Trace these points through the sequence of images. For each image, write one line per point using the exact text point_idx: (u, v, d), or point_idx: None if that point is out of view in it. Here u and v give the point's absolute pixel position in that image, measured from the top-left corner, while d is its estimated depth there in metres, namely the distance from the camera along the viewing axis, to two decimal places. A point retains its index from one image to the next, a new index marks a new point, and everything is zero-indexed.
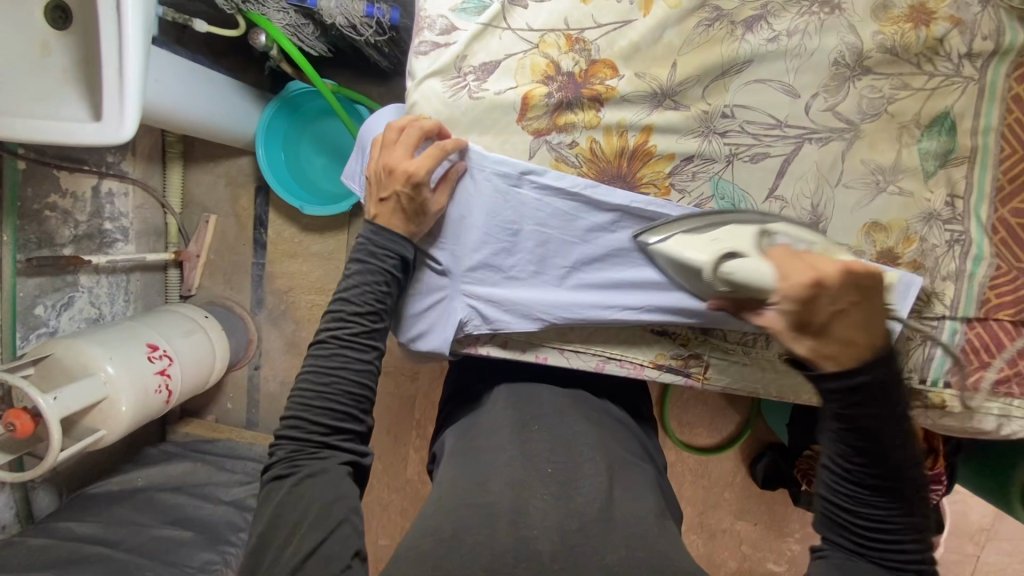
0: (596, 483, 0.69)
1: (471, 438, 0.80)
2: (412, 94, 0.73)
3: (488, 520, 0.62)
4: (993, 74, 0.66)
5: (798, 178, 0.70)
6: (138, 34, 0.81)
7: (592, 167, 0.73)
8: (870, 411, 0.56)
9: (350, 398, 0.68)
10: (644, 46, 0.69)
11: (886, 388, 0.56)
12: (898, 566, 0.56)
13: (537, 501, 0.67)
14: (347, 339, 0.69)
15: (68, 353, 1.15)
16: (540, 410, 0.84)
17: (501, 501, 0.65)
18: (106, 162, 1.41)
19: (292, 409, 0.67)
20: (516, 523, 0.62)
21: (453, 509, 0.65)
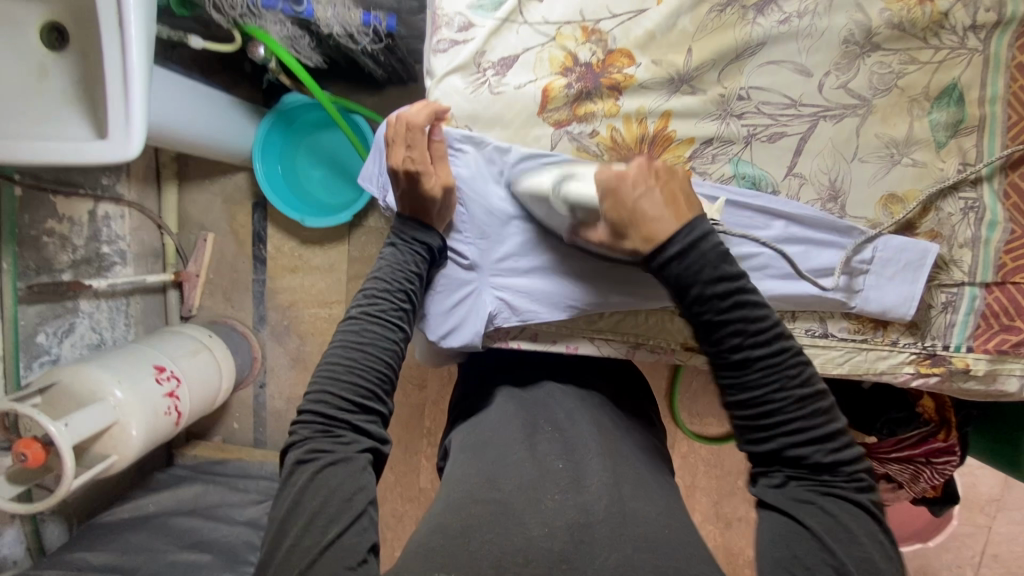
0: (601, 474, 0.70)
1: (480, 433, 0.80)
2: (432, 92, 0.74)
3: (498, 521, 0.64)
4: (997, 44, 0.68)
5: (815, 155, 0.72)
6: (143, 48, 0.81)
7: (615, 154, 0.73)
8: (714, 302, 0.59)
9: (375, 375, 0.67)
10: (660, 34, 0.70)
11: (712, 266, 0.59)
12: (798, 448, 0.57)
13: (548, 498, 0.67)
14: (377, 317, 0.70)
15: (76, 379, 1.13)
16: (546, 408, 0.85)
17: (511, 503, 0.66)
18: (101, 185, 1.39)
19: (320, 383, 0.65)
20: (524, 527, 0.63)
21: (463, 506, 0.66)
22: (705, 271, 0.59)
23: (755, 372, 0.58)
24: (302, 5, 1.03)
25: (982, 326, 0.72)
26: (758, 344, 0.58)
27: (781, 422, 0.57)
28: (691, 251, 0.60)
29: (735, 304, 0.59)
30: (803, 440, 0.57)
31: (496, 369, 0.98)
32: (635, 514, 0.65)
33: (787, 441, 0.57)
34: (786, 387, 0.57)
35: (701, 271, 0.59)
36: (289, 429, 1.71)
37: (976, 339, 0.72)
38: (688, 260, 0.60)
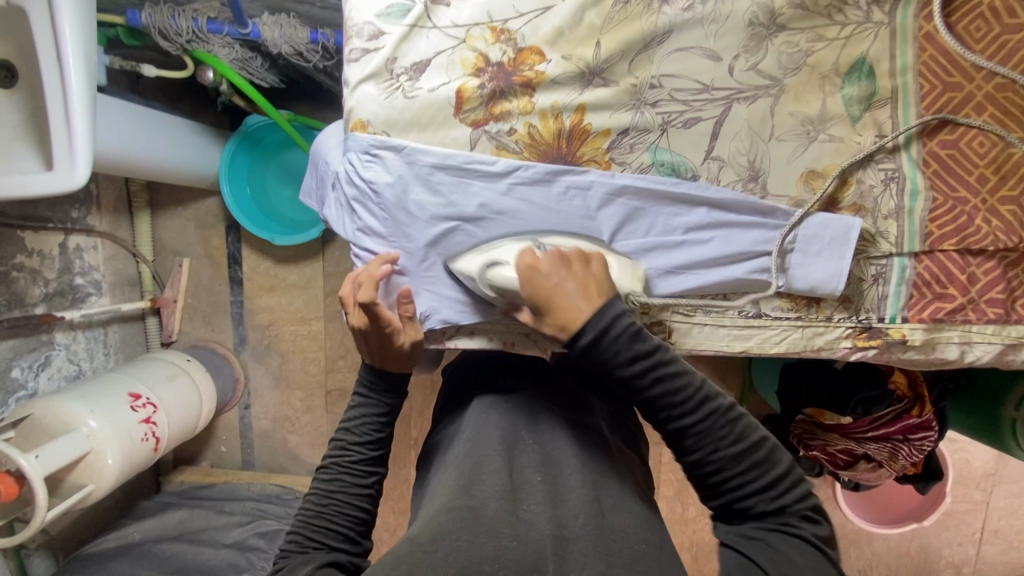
0: (579, 490, 0.69)
1: (460, 448, 0.79)
2: (347, 101, 0.70)
3: (469, 525, 0.62)
4: (901, 17, 0.69)
5: (732, 137, 0.71)
6: (82, 78, 0.82)
7: (533, 151, 0.70)
8: (635, 375, 0.61)
9: (349, 515, 0.70)
10: (567, 30, 0.67)
11: (625, 346, 0.61)
12: (743, 497, 0.60)
13: (525, 511, 0.66)
14: (347, 464, 0.73)
15: (48, 412, 1.13)
16: (523, 421, 0.83)
17: (484, 510, 0.64)
18: (70, 217, 1.41)
19: (295, 525, 0.68)
20: (494, 534, 0.61)
21: (438, 516, 0.64)
22: (622, 356, 0.61)
23: (690, 442, 0.61)
24: (248, 27, 1.05)
25: (916, 296, 0.72)
26: (686, 411, 0.61)
27: (725, 485, 0.60)
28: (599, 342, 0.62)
29: (658, 384, 0.61)
30: (749, 493, 0.59)
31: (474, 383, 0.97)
32: (610, 531, 0.64)
33: (734, 495, 0.60)
34: (721, 448, 0.60)
35: (618, 350, 0.62)
36: (277, 449, 1.71)
37: (909, 310, 0.72)
38: (607, 353, 0.62)
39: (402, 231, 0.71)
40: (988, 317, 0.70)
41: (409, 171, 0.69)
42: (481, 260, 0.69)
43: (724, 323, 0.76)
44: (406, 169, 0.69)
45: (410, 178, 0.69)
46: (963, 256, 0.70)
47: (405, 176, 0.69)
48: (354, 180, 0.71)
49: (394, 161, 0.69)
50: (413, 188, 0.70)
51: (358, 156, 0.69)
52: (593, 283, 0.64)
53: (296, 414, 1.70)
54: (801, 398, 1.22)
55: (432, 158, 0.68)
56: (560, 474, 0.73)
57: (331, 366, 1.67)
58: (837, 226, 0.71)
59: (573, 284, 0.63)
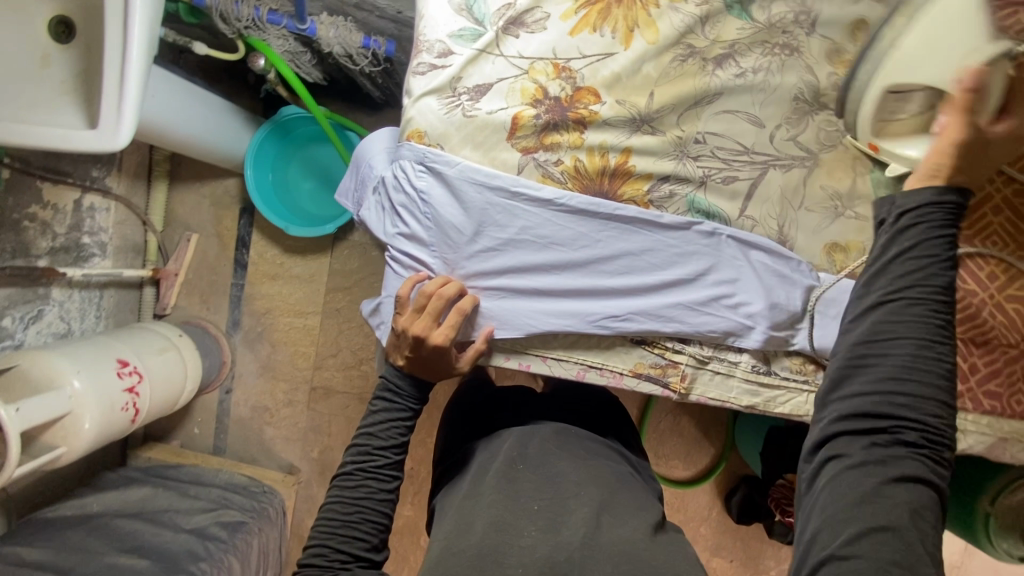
0: (577, 506, 0.70)
1: (460, 486, 0.80)
2: (408, 111, 0.72)
3: (474, 563, 0.64)
4: None
5: (765, 201, 0.74)
6: (144, 45, 0.84)
7: (577, 183, 0.73)
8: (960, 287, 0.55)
9: (372, 522, 0.72)
10: (626, 77, 0.70)
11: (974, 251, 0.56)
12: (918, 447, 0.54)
13: (523, 538, 0.67)
14: (371, 470, 0.75)
15: (35, 365, 1.11)
16: (518, 438, 0.82)
17: (484, 545, 0.66)
18: (91, 176, 1.41)
19: (317, 534, 0.70)
20: (501, 567, 0.63)
21: (444, 559, 0.66)
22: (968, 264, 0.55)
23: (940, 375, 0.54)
24: (306, 23, 1.08)
25: None
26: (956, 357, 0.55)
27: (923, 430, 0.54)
28: (937, 226, 0.55)
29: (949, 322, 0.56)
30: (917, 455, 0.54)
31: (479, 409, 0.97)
32: (609, 543, 0.64)
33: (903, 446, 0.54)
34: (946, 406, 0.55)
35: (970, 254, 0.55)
36: (250, 439, 1.68)
37: None
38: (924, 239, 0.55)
39: (439, 241, 0.74)
40: (983, 407, 0.74)
41: (451, 187, 0.72)
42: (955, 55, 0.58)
43: (735, 374, 0.77)
44: (448, 182, 0.72)
45: (451, 192, 0.72)
46: (966, 343, 0.74)
47: (447, 191, 0.72)
48: (398, 187, 0.74)
49: (436, 174, 0.72)
50: (453, 204, 0.72)
51: (411, 165, 0.72)
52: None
53: (277, 406, 1.68)
54: (782, 464, 1.25)
55: (473, 177, 0.71)
56: (559, 495, 0.72)
57: (320, 363, 1.66)
58: (858, 294, 0.73)
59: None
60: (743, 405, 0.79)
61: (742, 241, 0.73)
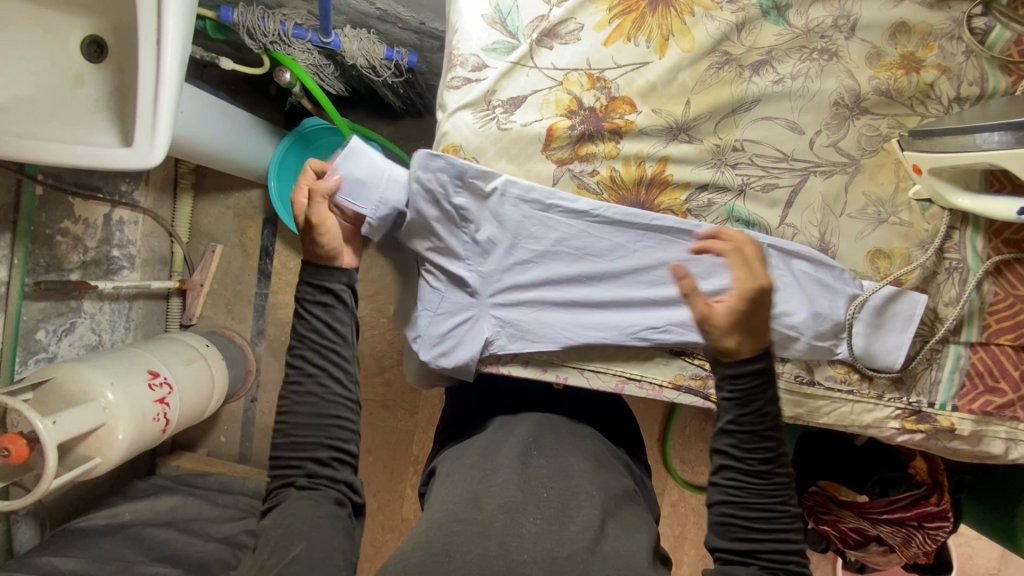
0: (589, 508, 0.68)
1: (468, 458, 0.78)
2: (442, 125, 0.72)
3: (466, 536, 0.62)
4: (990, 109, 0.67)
5: (805, 208, 0.71)
6: (176, 65, 0.85)
7: (613, 193, 0.72)
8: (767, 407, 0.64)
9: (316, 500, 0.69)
10: (661, 85, 0.70)
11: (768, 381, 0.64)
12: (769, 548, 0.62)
13: (530, 524, 0.65)
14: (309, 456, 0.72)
15: (70, 378, 1.13)
16: (534, 432, 0.81)
17: (489, 523, 0.64)
18: (119, 191, 1.44)
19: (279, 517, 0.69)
20: (507, 551, 0.61)
21: (446, 523, 0.64)
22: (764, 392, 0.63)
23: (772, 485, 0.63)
24: (331, 37, 1.08)
25: (967, 386, 0.72)
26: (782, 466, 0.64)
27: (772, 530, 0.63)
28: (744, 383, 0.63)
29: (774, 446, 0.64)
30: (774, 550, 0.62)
31: (489, 400, 0.93)
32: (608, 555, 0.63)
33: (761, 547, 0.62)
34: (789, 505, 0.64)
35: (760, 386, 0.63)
36: None
37: (960, 399, 0.71)
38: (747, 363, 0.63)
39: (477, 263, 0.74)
40: None
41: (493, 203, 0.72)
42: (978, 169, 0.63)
43: (778, 386, 0.75)
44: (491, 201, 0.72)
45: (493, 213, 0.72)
46: (1018, 350, 0.70)
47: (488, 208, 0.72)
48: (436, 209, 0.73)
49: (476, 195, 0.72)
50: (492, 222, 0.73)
51: (450, 181, 0.70)
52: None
53: None
54: (813, 472, 1.20)
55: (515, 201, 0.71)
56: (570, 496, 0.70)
57: None
58: (910, 307, 0.71)
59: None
60: (785, 417, 0.76)
61: (783, 250, 0.71)
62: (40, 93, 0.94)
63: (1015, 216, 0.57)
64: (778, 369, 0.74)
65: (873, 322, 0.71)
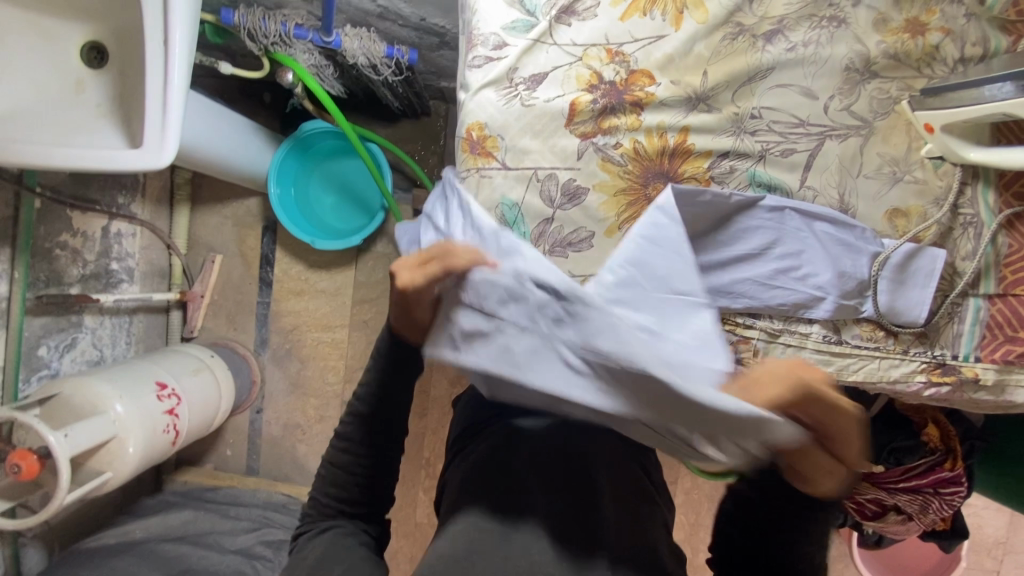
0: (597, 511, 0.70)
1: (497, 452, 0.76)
2: (467, 103, 0.75)
3: (472, 547, 0.66)
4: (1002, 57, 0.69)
5: (823, 170, 0.73)
6: (183, 65, 0.85)
7: (637, 165, 0.73)
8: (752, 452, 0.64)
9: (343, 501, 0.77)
10: (677, 58, 0.72)
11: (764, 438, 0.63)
12: None
13: (539, 529, 0.68)
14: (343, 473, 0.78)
15: (77, 391, 1.11)
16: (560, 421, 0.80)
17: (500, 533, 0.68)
18: (117, 203, 1.42)
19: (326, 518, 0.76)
20: (513, 559, 0.65)
21: (463, 533, 0.68)
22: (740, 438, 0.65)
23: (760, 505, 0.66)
24: (332, 36, 1.08)
25: (988, 337, 0.72)
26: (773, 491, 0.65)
27: None
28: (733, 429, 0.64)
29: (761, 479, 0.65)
30: None
31: None
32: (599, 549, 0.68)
33: None
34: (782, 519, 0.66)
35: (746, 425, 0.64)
36: (284, 457, 1.67)
37: (982, 349, 0.72)
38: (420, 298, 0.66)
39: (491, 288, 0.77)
40: None
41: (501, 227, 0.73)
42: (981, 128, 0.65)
43: (807, 346, 0.76)
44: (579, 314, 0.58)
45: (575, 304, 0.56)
46: None
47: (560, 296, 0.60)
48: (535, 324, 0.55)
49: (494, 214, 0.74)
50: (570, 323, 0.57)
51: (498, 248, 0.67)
52: None
53: (309, 423, 1.67)
54: None
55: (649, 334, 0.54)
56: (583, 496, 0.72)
57: (350, 377, 1.66)
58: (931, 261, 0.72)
59: None
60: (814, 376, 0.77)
61: (805, 212, 0.72)
62: (41, 100, 0.92)
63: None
64: (805, 330, 0.76)
65: (896, 279, 0.72)
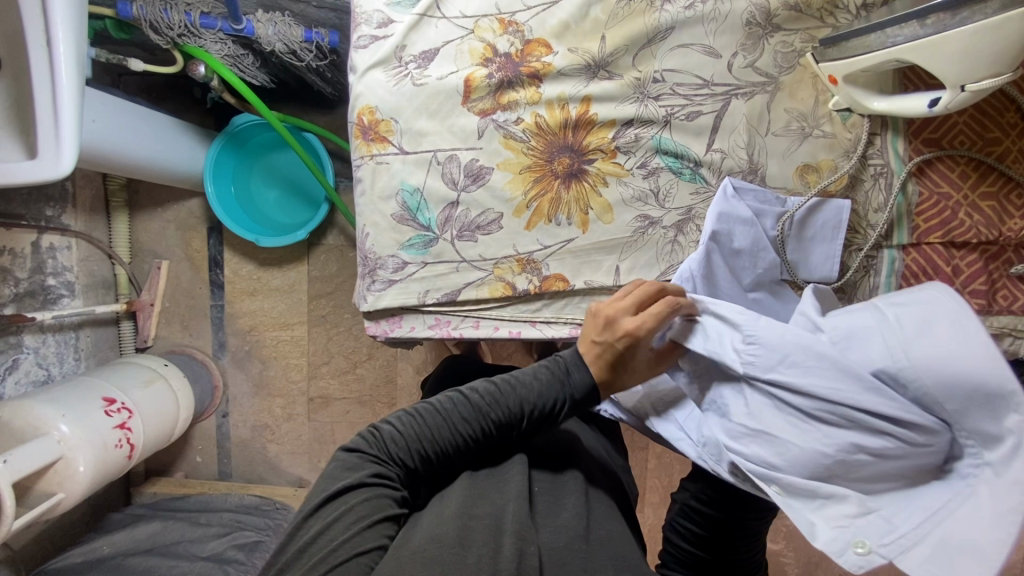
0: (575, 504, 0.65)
1: None
2: (355, 87, 0.73)
3: (469, 527, 0.57)
4: None
5: (730, 131, 0.71)
6: (71, 65, 0.80)
7: (540, 140, 0.72)
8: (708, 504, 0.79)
9: (422, 442, 0.63)
10: (574, 24, 0.70)
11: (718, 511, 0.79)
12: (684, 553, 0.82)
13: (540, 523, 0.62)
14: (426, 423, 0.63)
15: (17, 415, 1.08)
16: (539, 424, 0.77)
17: (503, 517, 0.60)
18: (45, 216, 1.36)
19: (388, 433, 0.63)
20: (523, 538, 0.57)
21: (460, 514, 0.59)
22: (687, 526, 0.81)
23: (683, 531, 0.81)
24: (242, 23, 1.03)
25: (904, 288, 0.72)
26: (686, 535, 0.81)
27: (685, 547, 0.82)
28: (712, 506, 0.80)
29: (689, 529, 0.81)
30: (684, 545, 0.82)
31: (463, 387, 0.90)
32: (602, 541, 0.61)
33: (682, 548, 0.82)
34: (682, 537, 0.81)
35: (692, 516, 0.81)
36: (255, 459, 1.65)
37: None
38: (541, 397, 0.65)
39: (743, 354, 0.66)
40: (972, 309, 0.70)
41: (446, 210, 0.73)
42: (876, 84, 0.65)
43: None
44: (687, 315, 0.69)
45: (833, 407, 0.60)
46: (949, 249, 0.70)
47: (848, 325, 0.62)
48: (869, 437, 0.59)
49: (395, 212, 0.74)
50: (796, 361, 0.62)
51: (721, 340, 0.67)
52: (993, 123, 0.67)
53: (277, 423, 1.65)
54: None
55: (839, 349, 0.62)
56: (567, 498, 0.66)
57: (314, 373, 1.63)
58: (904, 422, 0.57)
59: (973, 117, 0.67)
60: None
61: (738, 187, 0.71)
62: None
63: (927, 110, 0.60)
64: None
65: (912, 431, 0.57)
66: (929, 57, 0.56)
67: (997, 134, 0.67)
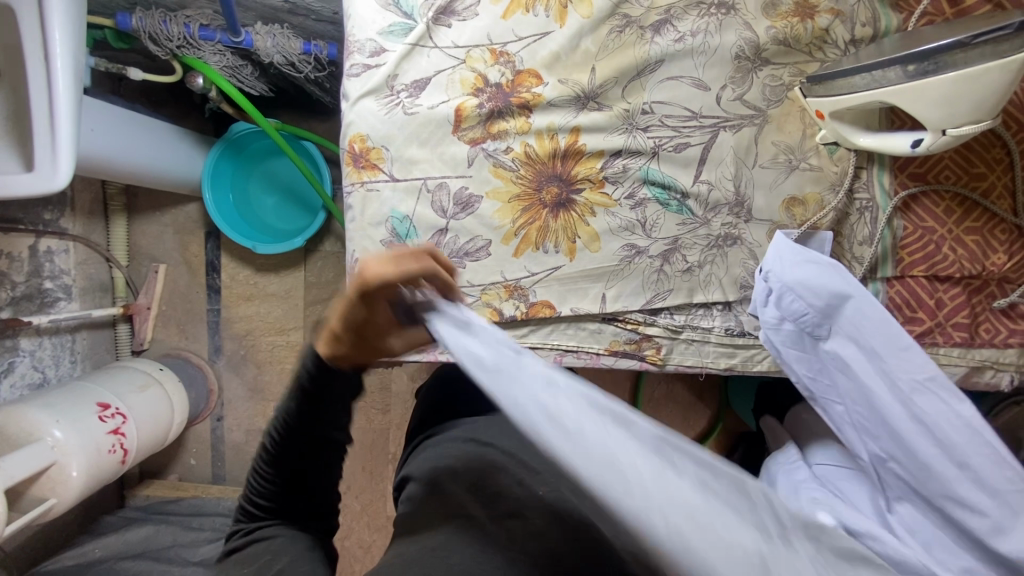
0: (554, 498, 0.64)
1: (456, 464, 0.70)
2: (348, 115, 0.74)
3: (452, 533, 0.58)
4: (886, 22, 0.69)
5: (718, 163, 0.72)
6: (68, 80, 0.81)
7: (529, 169, 0.73)
8: None
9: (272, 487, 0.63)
10: (564, 55, 0.71)
11: None
12: None
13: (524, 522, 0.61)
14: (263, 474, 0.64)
15: (11, 421, 1.08)
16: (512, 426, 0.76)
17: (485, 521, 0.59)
18: (43, 220, 1.37)
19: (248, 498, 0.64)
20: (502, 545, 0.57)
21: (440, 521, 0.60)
22: None
23: None
24: (240, 36, 1.03)
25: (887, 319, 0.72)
26: None
27: None
28: None
29: None
30: None
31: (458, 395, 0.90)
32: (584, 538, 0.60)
33: None
34: None
35: None
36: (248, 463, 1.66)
37: None
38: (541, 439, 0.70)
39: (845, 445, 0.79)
40: (953, 340, 0.71)
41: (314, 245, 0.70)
42: (864, 120, 0.66)
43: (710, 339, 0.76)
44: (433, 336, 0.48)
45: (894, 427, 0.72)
46: (932, 281, 0.71)
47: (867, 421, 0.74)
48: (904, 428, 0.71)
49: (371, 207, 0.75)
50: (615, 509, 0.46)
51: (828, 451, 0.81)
52: (979, 160, 0.69)
53: None
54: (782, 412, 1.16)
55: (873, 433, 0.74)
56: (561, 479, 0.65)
57: None
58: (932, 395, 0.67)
59: (958, 154, 0.69)
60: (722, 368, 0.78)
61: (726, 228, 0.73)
62: None
63: (908, 150, 0.61)
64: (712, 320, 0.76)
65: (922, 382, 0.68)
66: (910, 102, 0.57)
67: (983, 171, 0.69)
